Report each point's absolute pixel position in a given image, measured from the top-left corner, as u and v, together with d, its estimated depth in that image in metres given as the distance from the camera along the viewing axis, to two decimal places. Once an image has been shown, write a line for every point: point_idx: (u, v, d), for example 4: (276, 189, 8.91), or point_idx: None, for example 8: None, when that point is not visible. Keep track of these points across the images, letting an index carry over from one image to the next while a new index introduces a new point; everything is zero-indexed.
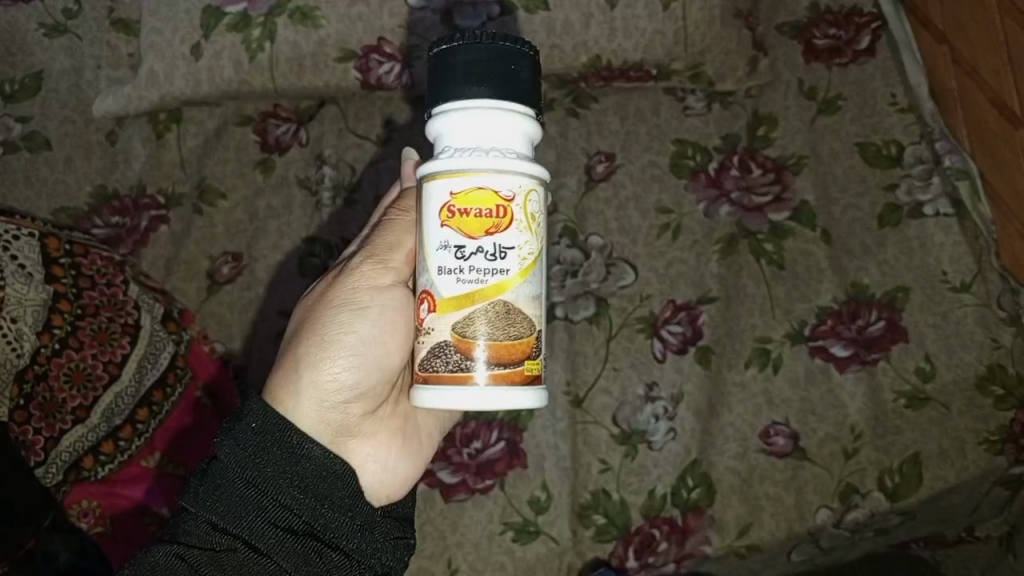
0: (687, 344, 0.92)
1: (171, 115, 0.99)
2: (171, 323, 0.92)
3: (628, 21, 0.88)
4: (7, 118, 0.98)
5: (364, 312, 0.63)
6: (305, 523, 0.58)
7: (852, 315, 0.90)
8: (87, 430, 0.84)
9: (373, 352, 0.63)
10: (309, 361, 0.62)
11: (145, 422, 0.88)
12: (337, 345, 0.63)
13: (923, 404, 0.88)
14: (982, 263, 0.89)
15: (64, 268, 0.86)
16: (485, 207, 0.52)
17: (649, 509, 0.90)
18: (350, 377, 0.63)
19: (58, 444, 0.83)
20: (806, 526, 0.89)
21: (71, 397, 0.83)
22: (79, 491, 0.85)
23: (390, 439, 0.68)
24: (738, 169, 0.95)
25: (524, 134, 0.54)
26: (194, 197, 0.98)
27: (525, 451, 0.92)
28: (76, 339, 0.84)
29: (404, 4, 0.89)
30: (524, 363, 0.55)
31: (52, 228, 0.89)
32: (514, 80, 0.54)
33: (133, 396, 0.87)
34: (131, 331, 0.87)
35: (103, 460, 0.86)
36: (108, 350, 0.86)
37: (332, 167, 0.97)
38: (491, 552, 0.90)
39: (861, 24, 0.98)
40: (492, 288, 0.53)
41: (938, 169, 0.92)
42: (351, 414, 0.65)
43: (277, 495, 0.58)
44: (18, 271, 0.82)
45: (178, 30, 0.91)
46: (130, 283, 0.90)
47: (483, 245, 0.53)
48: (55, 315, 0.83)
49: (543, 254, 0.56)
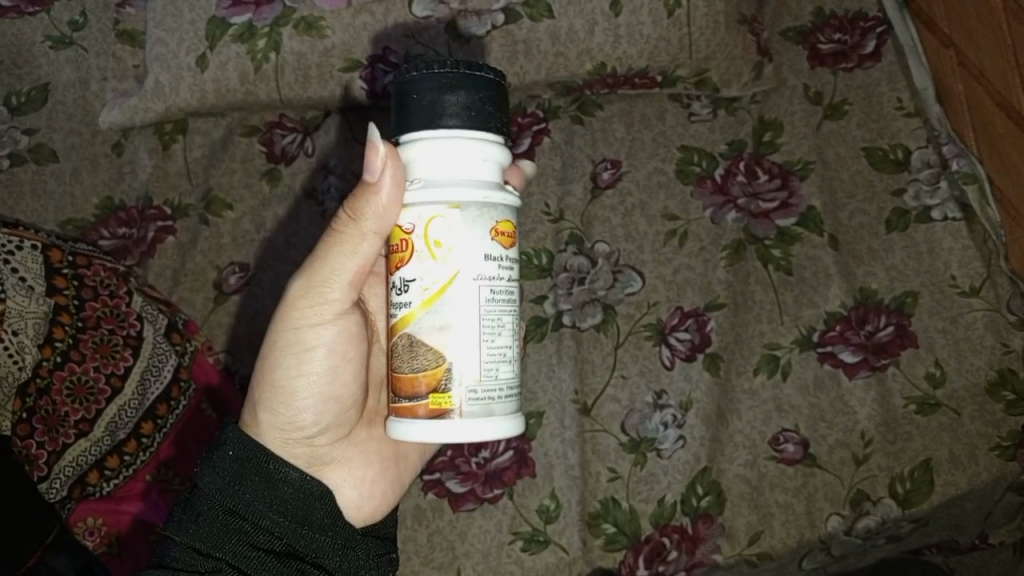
0: (696, 351, 0.92)
1: (176, 125, 0.99)
2: (176, 335, 0.92)
3: (632, 28, 0.88)
4: (14, 131, 0.98)
5: (313, 353, 0.65)
6: (285, 544, 0.61)
7: (861, 321, 0.90)
8: (90, 444, 0.86)
9: (329, 386, 0.66)
10: (269, 406, 0.65)
11: (149, 436, 0.89)
12: (290, 387, 0.65)
13: (933, 409, 0.88)
14: (991, 267, 0.90)
15: (67, 279, 0.88)
16: (395, 242, 0.59)
17: (659, 517, 0.90)
18: (312, 415, 0.66)
19: (61, 458, 0.85)
20: (818, 534, 0.89)
21: (72, 411, 0.85)
22: (85, 508, 0.87)
23: (367, 462, 0.70)
24: (744, 175, 0.95)
25: (433, 157, 0.57)
26: (200, 208, 0.98)
27: (534, 460, 0.91)
28: (78, 352, 0.86)
29: (409, 15, 0.89)
30: (430, 395, 0.58)
31: (57, 240, 0.91)
32: (415, 108, 0.57)
33: (135, 410, 0.88)
34: (134, 344, 0.89)
35: (108, 475, 0.88)
36: (111, 363, 0.87)
37: (339, 177, 0.97)
38: (500, 563, 0.90)
39: (867, 28, 0.97)
40: (401, 321, 0.58)
41: (945, 173, 0.92)
42: (321, 445, 0.68)
43: (257, 519, 0.61)
44: (19, 283, 0.84)
45: (184, 42, 0.91)
46: (134, 293, 0.91)
47: (395, 279, 0.59)
48: (55, 328, 0.85)
49: (464, 282, 0.57)
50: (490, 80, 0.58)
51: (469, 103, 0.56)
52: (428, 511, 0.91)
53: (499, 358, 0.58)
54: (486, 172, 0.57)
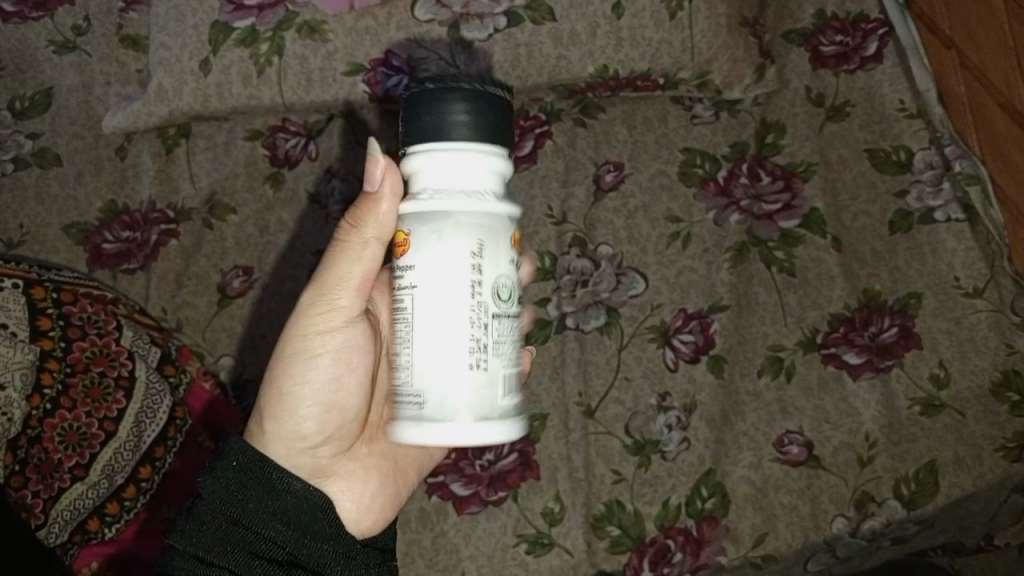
0: (699, 353, 0.92)
1: (180, 129, 1.00)
2: (169, 367, 0.92)
3: (635, 30, 0.88)
4: (18, 135, 0.98)
5: (317, 360, 0.65)
6: (287, 553, 0.61)
7: (865, 322, 0.90)
8: (88, 488, 0.85)
9: (333, 395, 0.67)
10: (273, 415, 0.65)
11: (148, 479, 0.88)
12: (295, 396, 0.65)
13: (937, 411, 0.88)
14: (994, 268, 0.89)
15: (53, 320, 0.87)
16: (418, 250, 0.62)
17: (663, 519, 0.90)
18: (313, 426, 0.66)
19: (57, 504, 0.84)
20: (822, 536, 0.89)
21: (66, 457, 0.85)
22: (87, 554, 0.86)
23: (367, 477, 0.70)
24: (747, 177, 0.95)
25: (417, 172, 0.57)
26: (203, 212, 0.98)
27: (538, 463, 0.91)
28: (68, 398, 0.85)
29: (412, 19, 0.90)
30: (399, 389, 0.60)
31: (38, 274, 0.90)
32: (417, 129, 0.57)
33: (133, 452, 0.87)
34: (126, 385, 0.88)
35: (109, 521, 0.87)
36: (103, 407, 0.86)
37: (342, 180, 0.97)
38: (504, 566, 0.90)
39: (868, 30, 0.96)
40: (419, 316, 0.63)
41: (948, 174, 0.92)
42: (322, 457, 0.68)
43: (261, 528, 0.61)
44: (4, 333, 0.84)
45: (187, 46, 0.91)
46: (123, 328, 0.90)
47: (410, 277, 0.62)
48: (43, 374, 0.85)
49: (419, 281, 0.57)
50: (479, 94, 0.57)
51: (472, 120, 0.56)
52: (432, 514, 0.91)
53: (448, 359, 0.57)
54: (481, 183, 0.56)
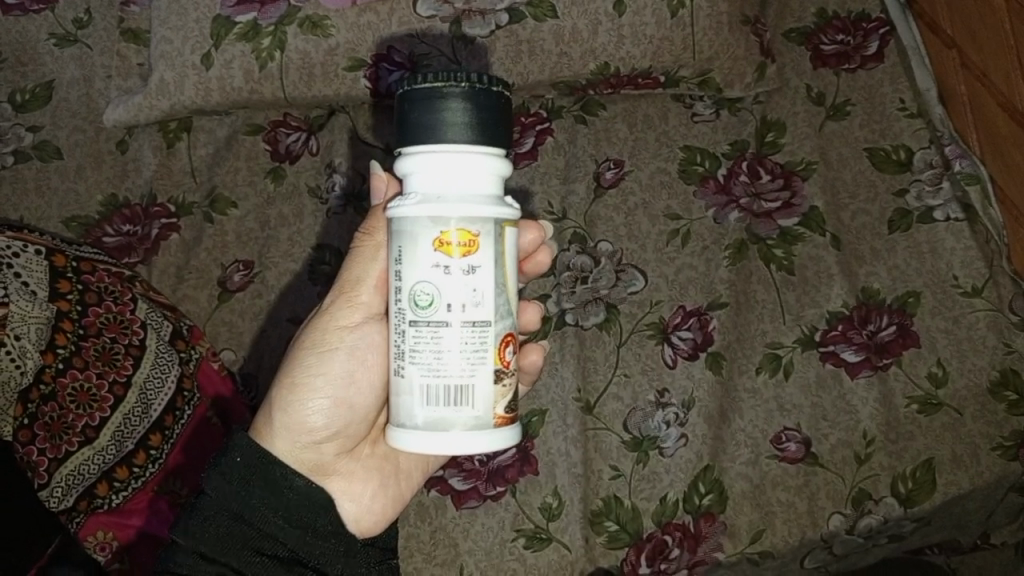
0: (698, 350, 0.92)
1: (181, 124, 1.00)
2: (181, 342, 0.91)
3: (635, 28, 0.88)
4: (18, 128, 0.99)
5: (332, 354, 0.66)
6: (289, 550, 0.62)
7: (863, 321, 0.91)
8: (95, 452, 0.85)
9: (344, 391, 0.67)
10: (285, 405, 0.66)
11: (157, 448, 0.88)
12: (307, 388, 0.66)
13: (935, 409, 0.88)
14: (993, 267, 0.90)
15: (70, 283, 0.87)
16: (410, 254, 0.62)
17: (661, 514, 0.90)
18: (320, 419, 0.66)
19: (62, 466, 0.84)
20: (819, 533, 0.89)
21: (77, 417, 0.84)
22: (93, 522, 0.87)
23: (367, 479, 0.70)
24: (747, 174, 0.95)
25: (414, 171, 0.57)
26: (204, 206, 0.98)
27: (537, 458, 0.91)
28: (80, 359, 0.85)
29: (414, 15, 0.90)
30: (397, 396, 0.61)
31: (58, 244, 0.90)
32: (413, 128, 0.57)
33: (141, 419, 0.87)
34: (135, 353, 0.88)
35: (117, 487, 0.87)
36: (113, 370, 0.87)
37: (343, 176, 0.97)
38: (502, 560, 0.90)
39: (869, 30, 0.97)
40: None
41: (947, 173, 0.92)
42: (325, 454, 0.68)
43: (263, 526, 0.61)
44: (22, 288, 0.83)
45: (189, 40, 0.91)
46: (138, 300, 0.90)
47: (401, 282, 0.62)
48: (58, 334, 0.85)
49: (413, 288, 0.57)
50: (476, 90, 0.57)
51: (468, 118, 0.56)
52: (430, 508, 0.91)
53: (442, 370, 0.57)
54: (477, 183, 0.57)
